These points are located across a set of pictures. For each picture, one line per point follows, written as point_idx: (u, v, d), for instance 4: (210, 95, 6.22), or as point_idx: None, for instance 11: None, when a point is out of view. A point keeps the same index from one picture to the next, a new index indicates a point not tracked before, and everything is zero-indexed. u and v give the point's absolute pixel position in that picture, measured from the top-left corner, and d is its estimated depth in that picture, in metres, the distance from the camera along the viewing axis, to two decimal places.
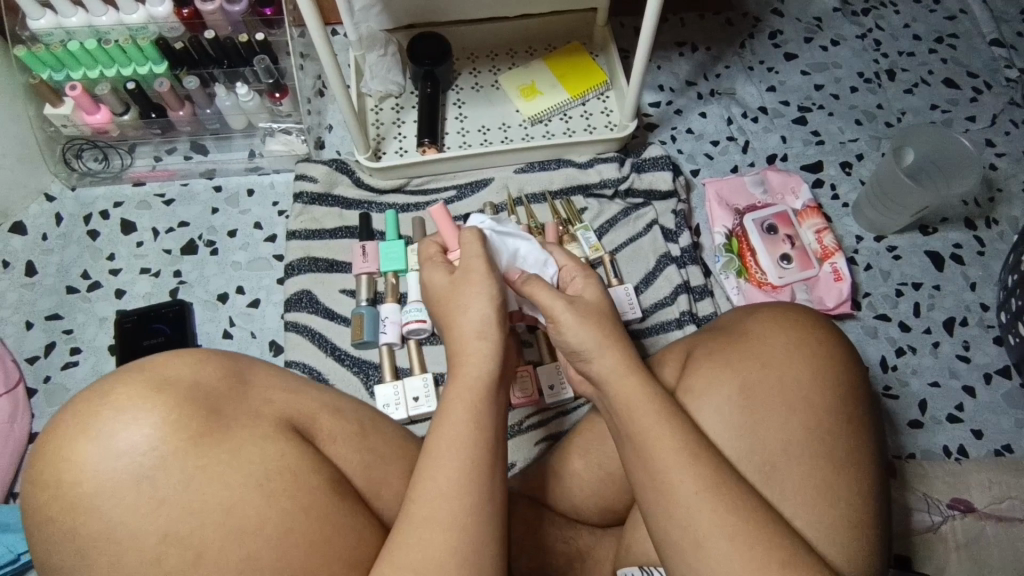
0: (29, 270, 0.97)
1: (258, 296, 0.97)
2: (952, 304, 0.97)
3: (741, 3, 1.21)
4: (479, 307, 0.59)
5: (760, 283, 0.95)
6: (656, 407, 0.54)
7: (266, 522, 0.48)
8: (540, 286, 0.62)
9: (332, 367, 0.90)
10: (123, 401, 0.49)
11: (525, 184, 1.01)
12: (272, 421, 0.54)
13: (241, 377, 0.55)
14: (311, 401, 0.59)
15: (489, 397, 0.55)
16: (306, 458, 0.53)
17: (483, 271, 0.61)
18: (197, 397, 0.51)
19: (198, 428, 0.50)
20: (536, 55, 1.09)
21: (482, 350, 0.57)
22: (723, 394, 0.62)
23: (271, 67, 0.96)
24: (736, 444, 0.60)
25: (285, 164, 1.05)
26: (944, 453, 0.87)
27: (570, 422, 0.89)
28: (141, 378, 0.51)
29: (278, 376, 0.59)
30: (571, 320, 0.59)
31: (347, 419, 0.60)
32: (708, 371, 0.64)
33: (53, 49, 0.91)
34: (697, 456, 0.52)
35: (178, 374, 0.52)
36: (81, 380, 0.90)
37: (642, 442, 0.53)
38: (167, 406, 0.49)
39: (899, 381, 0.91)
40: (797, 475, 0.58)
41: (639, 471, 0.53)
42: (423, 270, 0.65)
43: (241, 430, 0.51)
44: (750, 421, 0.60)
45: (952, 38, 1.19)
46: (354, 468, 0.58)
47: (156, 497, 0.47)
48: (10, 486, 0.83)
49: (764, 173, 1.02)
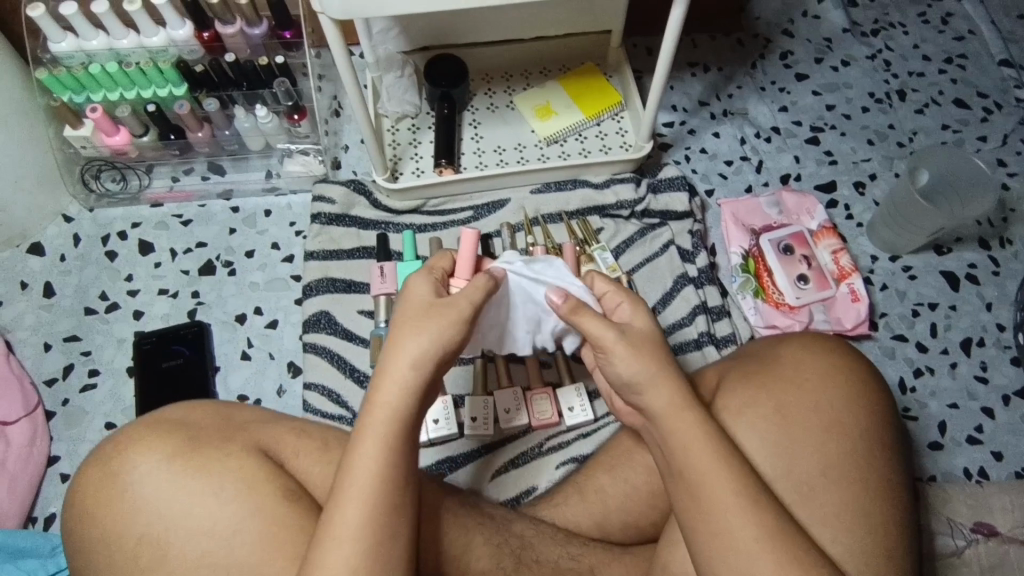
0: (48, 292, 0.97)
1: (277, 317, 0.97)
2: (968, 324, 0.97)
3: (752, 24, 1.21)
4: (423, 340, 0.58)
5: (777, 303, 0.95)
6: (714, 448, 0.58)
7: (217, 528, 0.57)
8: (590, 315, 0.63)
9: (352, 389, 0.90)
10: (123, 437, 0.60)
11: (542, 205, 1.01)
12: (245, 442, 0.61)
13: (231, 417, 0.63)
14: (280, 424, 0.65)
15: (404, 434, 0.57)
16: (264, 471, 0.60)
17: (463, 313, 0.61)
18: (182, 429, 0.61)
19: (176, 454, 0.59)
20: (550, 76, 1.09)
21: (406, 385, 0.58)
22: (760, 414, 0.65)
23: (290, 89, 0.96)
24: (773, 464, 0.63)
25: (303, 185, 1.05)
26: (965, 475, 0.88)
27: (593, 444, 0.87)
28: (145, 418, 0.61)
29: (259, 410, 0.66)
30: (623, 353, 0.61)
31: (313, 438, 0.65)
32: (743, 391, 0.67)
33: (75, 73, 0.92)
34: (757, 502, 0.56)
35: (173, 413, 0.62)
36: (100, 403, 0.90)
37: (701, 482, 0.57)
38: (155, 437, 0.59)
39: (918, 403, 0.92)
40: (833, 499, 0.61)
41: (693, 509, 0.57)
42: (415, 275, 0.64)
43: (211, 448, 0.60)
44: (787, 444, 0.63)
45: (962, 59, 1.20)
46: (318, 481, 0.63)
47: (147, 510, 0.57)
48: (30, 510, 0.84)
49: (779, 194, 1.03)
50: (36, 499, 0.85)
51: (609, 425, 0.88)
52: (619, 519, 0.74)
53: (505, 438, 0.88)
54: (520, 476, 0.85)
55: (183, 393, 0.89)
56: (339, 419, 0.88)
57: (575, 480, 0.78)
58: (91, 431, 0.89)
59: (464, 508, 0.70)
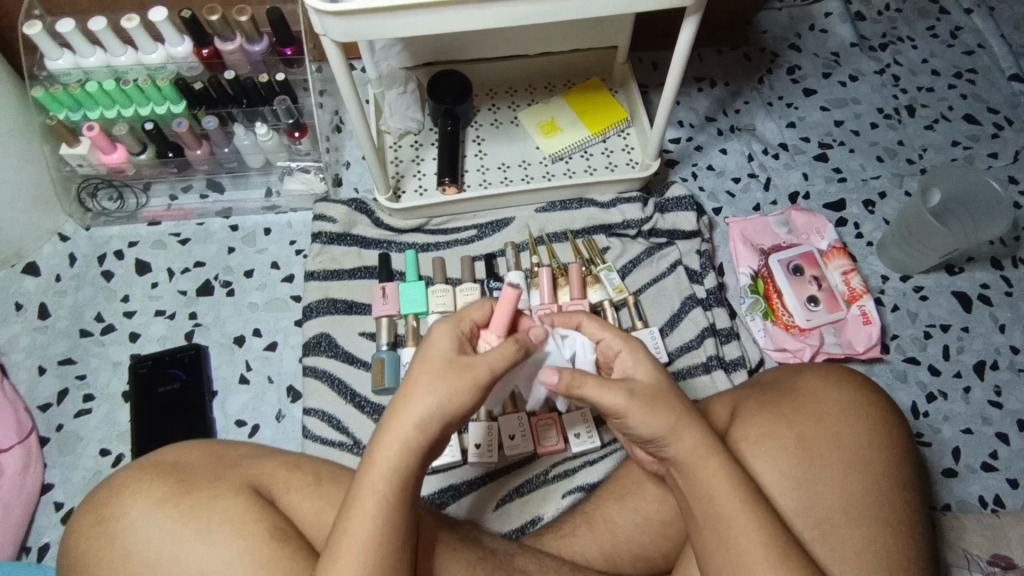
0: (43, 313, 0.95)
1: (276, 339, 0.95)
2: (982, 347, 0.96)
3: (759, 38, 1.20)
4: (432, 402, 0.57)
5: (787, 325, 0.93)
6: (740, 498, 0.59)
7: (204, 568, 0.56)
8: (592, 386, 0.59)
9: (353, 414, 0.88)
10: (116, 482, 0.59)
11: (546, 224, 0.99)
12: (236, 482, 0.60)
13: (223, 455, 0.63)
14: (270, 459, 0.64)
15: (405, 491, 0.57)
16: (255, 509, 0.59)
17: (482, 380, 0.58)
18: (175, 470, 0.60)
19: (168, 494, 0.58)
20: (555, 92, 1.07)
21: (408, 445, 0.57)
22: (780, 446, 0.67)
23: (291, 107, 0.94)
24: (794, 499, 0.65)
25: (304, 203, 1.03)
26: (979, 503, 0.86)
27: (600, 472, 0.85)
28: (141, 462, 0.61)
29: (254, 448, 0.65)
30: (638, 415, 0.59)
31: (306, 473, 0.64)
32: (763, 422, 0.69)
33: (72, 90, 0.90)
34: (786, 555, 0.58)
35: (169, 456, 0.62)
36: (96, 429, 0.89)
37: (729, 533, 0.59)
38: (149, 479, 0.59)
39: (930, 428, 0.90)
40: (856, 535, 0.63)
41: (720, 558, 0.59)
42: (442, 324, 0.61)
43: (202, 491, 0.59)
44: (808, 478, 0.66)
45: (972, 74, 1.18)
46: (308, 516, 0.62)
47: (135, 553, 0.56)
48: (23, 540, 0.82)
49: (789, 213, 1.02)
50: (29, 529, 0.83)
51: (616, 452, 0.86)
52: (628, 549, 0.72)
53: (510, 465, 0.86)
54: (525, 505, 0.83)
55: (179, 419, 0.87)
56: (338, 445, 0.86)
57: (583, 511, 0.77)
58: (87, 457, 0.87)
59: (467, 544, 0.69)
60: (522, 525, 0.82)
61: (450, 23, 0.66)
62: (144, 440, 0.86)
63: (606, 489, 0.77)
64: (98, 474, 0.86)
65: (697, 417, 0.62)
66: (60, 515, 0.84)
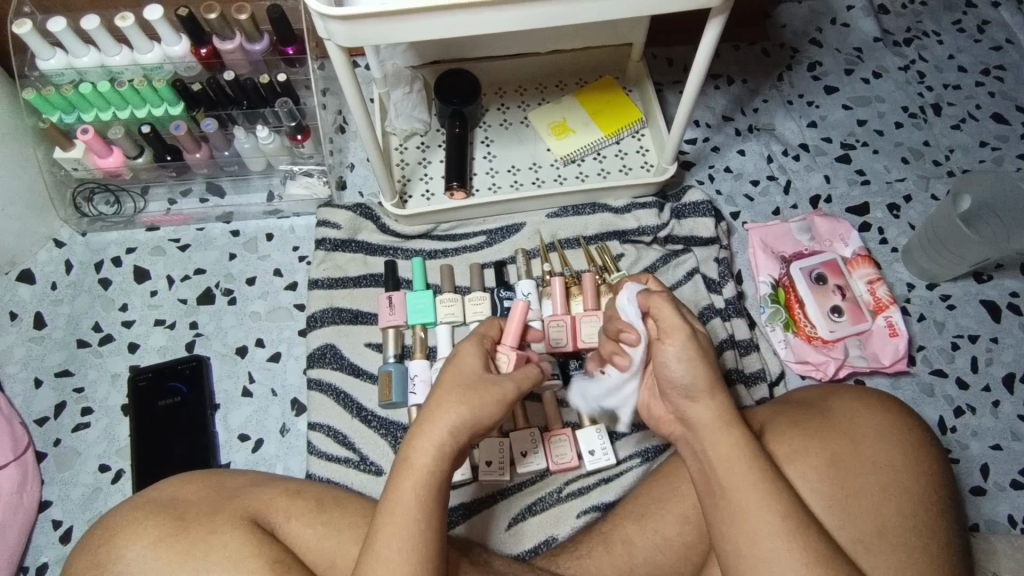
0: (38, 323, 0.93)
1: (279, 349, 0.92)
2: (1012, 358, 0.92)
3: (778, 33, 1.15)
4: (462, 408, 0.57)
5: (809, 337, 0.91)
6: (745, 474, 0.57)
7: None
8: (666, 305, 0.62)
9: (361, 430, 0.85)
10: (113, 526, 0.60)
11: (559, 229, 0.96)
12: (232, 516, 0.61)
13: (221, 488, 0.64)
14: (269, 488, 0.65)
15: (432, 498, 0.55)
16: (252, 541, 0.60)
17: (506, 396, 0.59)
18: (170, 508, 0.62)
19: (165, 532, 0.60)
20: (566, 91, 1.03)
21: (441, 451, 0.56)
22: (813, 463, 0.64)
23: (293, 109, 0.90)
24: (828, 517, 0.62)
25: (307, 208, 1.00)
26: (1009, 523, 0.83)
27: (616, 491, 0.82)
28: (136, 502, 0.62)
29: (252, 475, 0.67)
30: (686, 351, 0.61)
31: (305, 498, 0.66)
32: (794, 439, 0.66)
33: (64, 92, 0.86)
34: (800, 527, 0.56)
35: (165, 494, 0.63)
36: (94, 444, 0.86)
37: (741, 508, 0.56)
38: (144, 520, 0.60)
39: (959, 444, 0.87)
40: (893, 559, 0.60)
41: (731, 536, 0.57)
42: (466, 343, 0.63)
43: (199, 528, 0.60)
44: (841, 496, 0.63)
45: (1000, 71, 1.13)
46: (309, 543, 0.63)
47: None
48: (20, 560, 0.80)
49: (811, 219, 0.98)
50: (27, 548, 0.81)
51: (632, 469, 0.83)
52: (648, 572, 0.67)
53: (522, 483, 0.83)
54: (538, 524, 0.81)
55: (179, 434, 0.84)
56: (345, 461, 0.83)
57: (600, 530, 0.72)
58: (85, 474, 0.85)
59: (480, 570, 0.66)
60: (536, 545, 0.79)
61: (460, 27, 0.62)
62: (144, 457, 0.83)
63: (623, 507, 0.73)
64: (98, 491, 0.84)
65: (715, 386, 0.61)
66: (59, 534, 0.82)
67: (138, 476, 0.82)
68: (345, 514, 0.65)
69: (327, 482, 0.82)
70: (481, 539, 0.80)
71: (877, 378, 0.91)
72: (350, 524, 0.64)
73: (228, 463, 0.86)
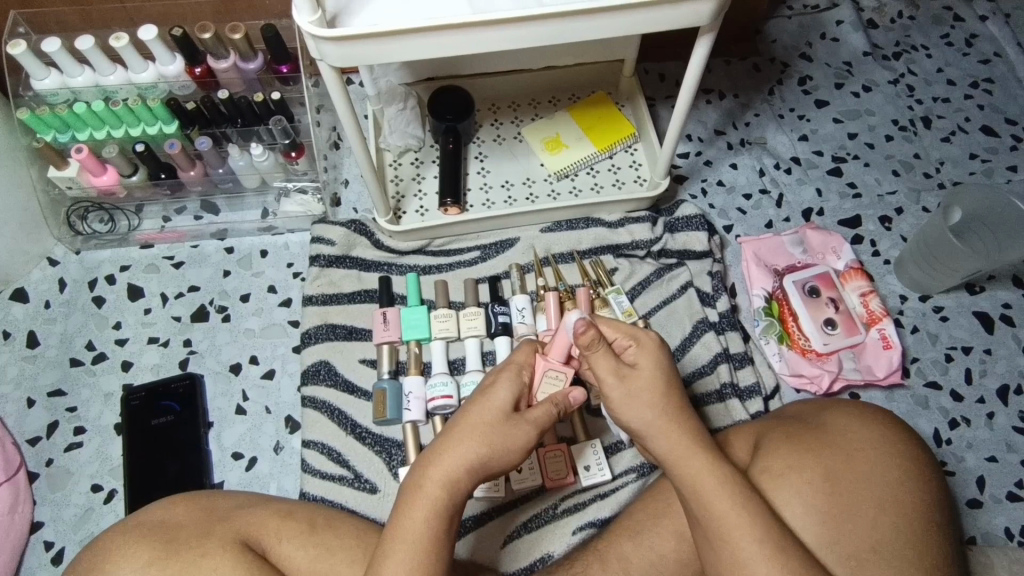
0: (31, 341, 0.93)
1: (273, 366, 0.92)
2: (1005, 369, 0.92)
3: (769, 48, 1.16)
4: (479, 445, 0.57)
5: (803, 350, 0.91)
6: (728, 493, 0.57)
7: None
8: (601, 355, 0.61)
9: (354, 447, 0.84)
10: (101, 550, 0.60)
11: (552, 244, 0.96)
12: (222, 538, 0.61)
13: (211, 510, 0.64)
14: (260, 509, 0.65)
15: (440, 529, 0.55)
16: (243, 565, 0.60)
17: (529, 440, 0.59)
18: (158, 531, 0.61)
19: (153, 555, 0.59)
20: (559, 106, 1.04)
21: (451, 484, 0.56)
22: (806, 479, 0.64)
23: (287, 127, 0.91)
24: (820, 533, 0.62)
25: (301, 224, 1.00)
26: (1005, 535, 0.83)
27: (612, 507, 0.82)
28: (123, 527, 0.62)
29: (242, 496, 0.67)
30: (622, 404, 0.61)
31: (298, 519, 0.65)
32: (787, 455, 0.66)
33: (59, 112, 0.86)
34: (781, 548, 0.56)
35: (150, 517, 0.62)
36: (87, 464, 0.86)
37: (726, 531, 0.56)
38: (131, 544, 0.60)
39: (954, 456, 0.87)
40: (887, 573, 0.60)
41: (718, 556, 0.57)
42: (502, 374, 0.62)
43: (188, 551, 0.60)
44: (836, 511, 0.63)
45: (988, 83, 1.15)
46: (302, 564, 0.63)
47: None
48: None
49: (803, 232, 0.99)
50: (17, 570, 0.80)
51: (628, 484, 0.83)
52: None
53: (518, 498, 0.83)
54: (533, 541, 0.80)
55: (172, 453, 0.84)
56: (338, 479, 0.83)
57: (595, 546, 0.71)
58: (77, 494, 0.84)
59: None
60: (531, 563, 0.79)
61: (448, 48, 0.63)
62: (136, 478, 0.82)
63: (618, 523, 0.72)
64: (89, 512, 0.83)
65: (687, 414, 0.61)
66: (50, 555, 0.81)
67: (129, 497, 0.81)
68: (337, 535, 0.65)
69: (322, 501, 0.82)
70: (482, 559, 0.79)
71: (872, 390, 0.91)
72: (342, 545, 0.64)
73: (221, 482, 0.85)
